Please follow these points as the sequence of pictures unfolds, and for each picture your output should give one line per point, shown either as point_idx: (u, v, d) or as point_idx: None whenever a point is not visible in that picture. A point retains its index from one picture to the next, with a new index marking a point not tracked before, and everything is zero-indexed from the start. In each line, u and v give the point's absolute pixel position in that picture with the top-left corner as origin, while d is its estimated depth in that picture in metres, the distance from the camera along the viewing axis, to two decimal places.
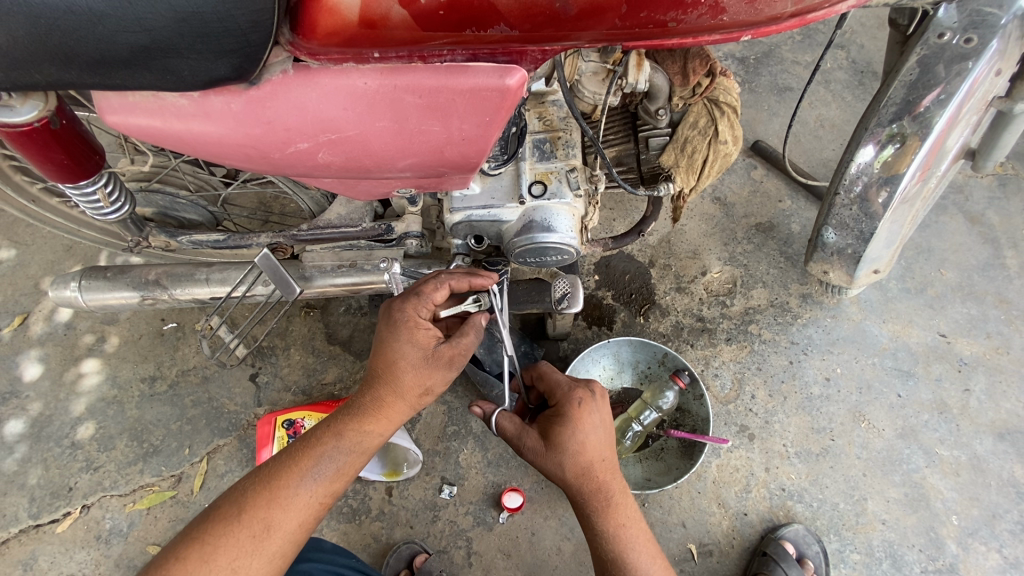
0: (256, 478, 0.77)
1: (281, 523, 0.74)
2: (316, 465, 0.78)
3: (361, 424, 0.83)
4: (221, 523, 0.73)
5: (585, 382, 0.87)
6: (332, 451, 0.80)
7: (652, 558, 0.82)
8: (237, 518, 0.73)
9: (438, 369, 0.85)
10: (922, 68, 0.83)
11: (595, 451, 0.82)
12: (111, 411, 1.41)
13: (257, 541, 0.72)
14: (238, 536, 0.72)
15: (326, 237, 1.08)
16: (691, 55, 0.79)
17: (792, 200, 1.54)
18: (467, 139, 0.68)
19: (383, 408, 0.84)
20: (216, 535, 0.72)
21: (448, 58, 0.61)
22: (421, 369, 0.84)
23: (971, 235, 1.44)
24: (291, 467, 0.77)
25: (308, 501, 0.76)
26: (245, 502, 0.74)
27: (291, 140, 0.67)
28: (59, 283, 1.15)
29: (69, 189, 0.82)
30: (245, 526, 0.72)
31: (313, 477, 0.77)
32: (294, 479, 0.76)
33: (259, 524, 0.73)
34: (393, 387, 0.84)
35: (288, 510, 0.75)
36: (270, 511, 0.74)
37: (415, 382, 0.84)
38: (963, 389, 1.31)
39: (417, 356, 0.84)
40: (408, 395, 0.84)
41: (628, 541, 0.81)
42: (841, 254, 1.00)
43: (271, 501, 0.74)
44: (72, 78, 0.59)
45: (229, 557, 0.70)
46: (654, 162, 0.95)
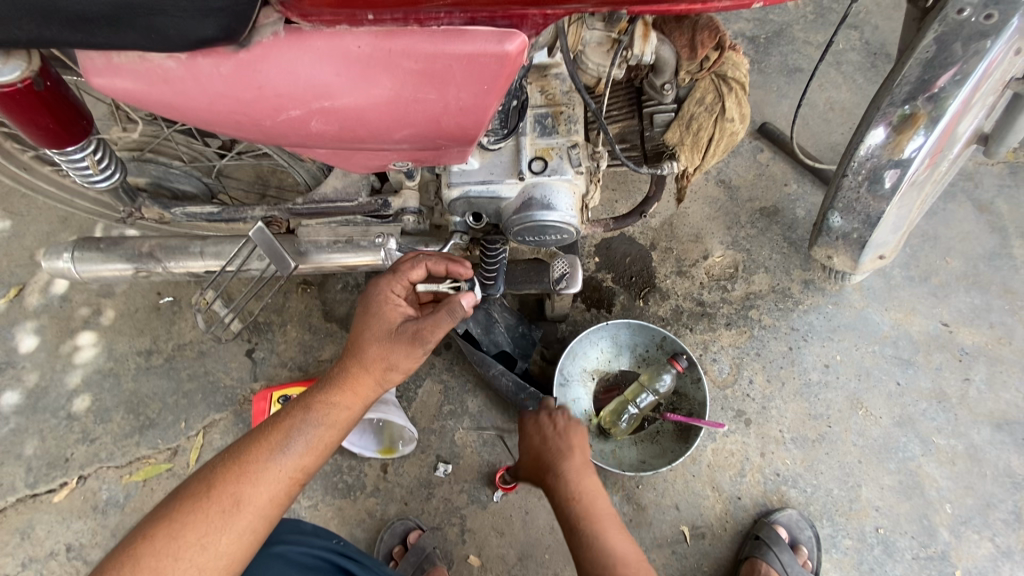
0: (226, 454, 0.74)
1: (249, 497, 0.70)
2: (285, 439, 0.75)
3: (329, 397, 0.80)
4: (188, 501, 0.69)
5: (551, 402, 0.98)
6: (300, 424, 0.76)
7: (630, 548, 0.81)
8: (205, 495, 0.70)
9: (402, 343, 0.81)
10: (940, 45, 0.79)
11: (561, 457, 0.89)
12: (108, 383, 1.41)
13: (226, 516, 0.69)
14: (205, 513, 0.68)
15: (322, 211, 1.06)
16: (700, 26, 0.77)
17: (798, 184, 1.51)
18: (465, 109, 0.65)
19: (352, 381, 0.81)
20: (183, 511, 0.68)
21: (445, 22, 0.57)
22: (385, 342, 0.82)
23: (978, 223, 1.42)
24: (261, 442, 0.74)
25: (277, 475, 0.73)
26: (213, 479, 0.71)
27: (283, 107, 0.65)
28: (52, 254, 1.13)
29: (55, 153, 0.79)
30: (214, 502, 0.69)
31: (282, 452, 0.74)
32: (263, 454, 0.73)
33: (229, 498, 0.69)
34: (359, 359, 0.82)
35: (257, 484, 0.71)
36: (239, 486, 0.70)
37: (379, 355, 0.82)
38: (962, 378, 1.30)
39: (383, 330, 0.83)
40: (378, 367, 0.82)
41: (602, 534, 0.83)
42: (846, 238, 0.99)
43: (240, 475, 0.71)
44: (51, 36, 0.56)
45: (197, 533, 0.67)
46: (658, 139, 0.91)
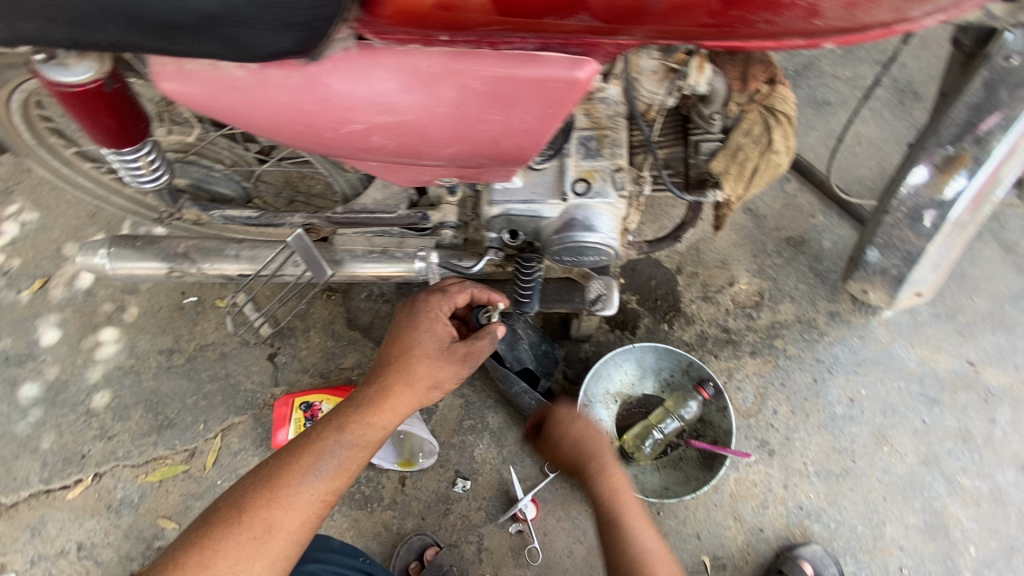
0: (256, 476, 0.72)
1: (282, 523, 0.69)
2: (318, 461, 0.74)
3: (365, 415, 0.79)
4: (219, 528, 0.67)
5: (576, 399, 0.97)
6: (334, 445, 0.76)
7: (661, 550, 0.82)
8: (235, 521, 0.68)
9: (452, 363, 0.85)
10: (988, 91, 0.78)
11: (581, 458, 0.90)
12: (128, 381, 1.40)
13: (259, 543, 0.67)
14: (238, 539, 0.66)
15: (360, 221, 1.07)
16: (754, 60, 0.78)
17: (825, 216, 1.51)
18: (527, 130, 0.66)
19: (389, 399, 0.81)
20: (214, 538, 0.66)
21: (518, 46, 0.58)
22: (434, 360, 0.84)
23: (1005, 263, 1.42)
24: (292, 464, 0.73)
25: (310, 499, 0.71)
26: (244, 503, 0.69)
27: (347, 120, 0.66)
28: (89, 250, 1.15)
29: (110, 153, 0.79)
30: (246, 529, 0.67)
31: (315, 474, 0.73)
32: (295, 477, 0.72)
33: (261, 524, 0.68)
34: (403, 376, 0.82)
35: (289, 509, 0.70)
36: (271, 510, 0.69)
37: (426, 373, 0.83)
38: (989, 419, 1.29)
39: (432, 348, 0.85)
40: (420, 386, 0.83)
41: (632, 532, 0.83)
42: (884, 274, 1.00)
43: (272, 500, 0.69)
44: (133, 42, 0.56)
45: (229, 561, 0.65)
46: (703, 167, 0.93)
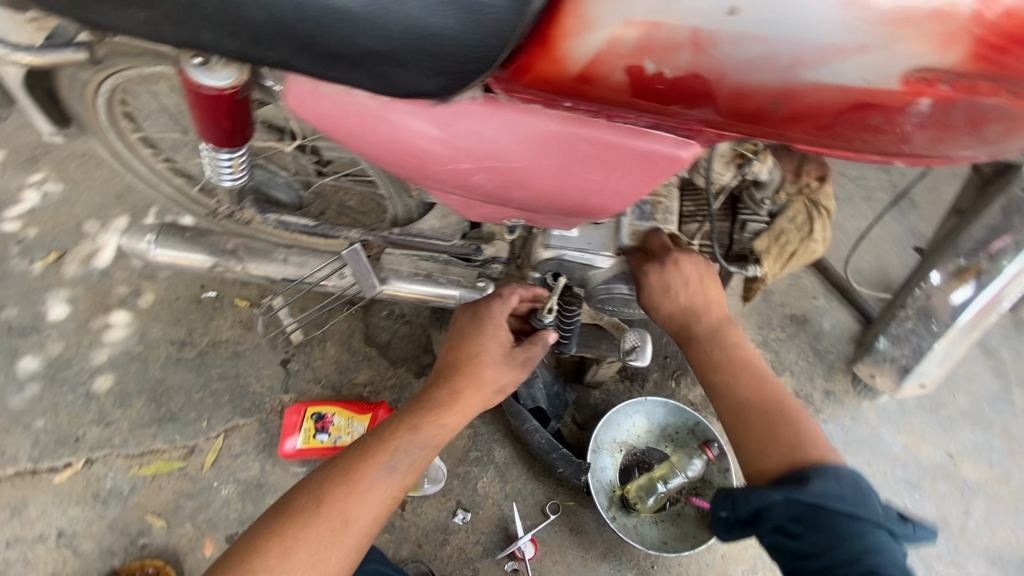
0: (332, 471, 0.77)
1: (359, 515, 0.74)
2: (392, 458, 0.78)
3: (435, 417, 0.83)
4: (300, 517, 0.72)
5: (672, 253, 0.92)
6: (407, 445, 0.80)
7: (758, 398, 0.85)
8: (315, 512, 0.73)
9: (514, 368, 0.91)
10: (1004, 215, 0.90)
11: (678, 298, 0.91)
12: (134, 367, 1.38)
13: (336, 535, 0.72)
14: (319, 529, 0.71)
15: (414, 244, 1.11)
16: (809, 159, 0.87)
17: (826, 299, 1.62)
18: (617, 193, 0.72)
19: (459, 402, 0.85)
20: (294, 528, 0.71)
21: (632, 121, 0.64)
22: (500, 365, 0.88)
23: (984, 366, 1.54)
24: (369, 460, 0.78)
25: (384, 496, 0.76)
26: (323, 495, 0.74)
27: (456, 159, 0.72)
28: (136, 234, 1.16)
29: (208, 149, 0.82)
30: (325, 520, 0.72)
31: (388, 471, 0.78)
32: (370, 473, 0.77)
33: (338, 517, 0.73)
34: (472, 381, 0.86)
35: (365, 503, 0.75)
36: (348, 504, 0.74)
37: (493, 377, 0.88)
38: (964, 511, 1.37)
39: (499, 354, 0.89)
40: (485, 391, 0.87)
41: (730, 381, 0.87)
42: (891, 363, 1.10)
43: (350, 494, 0.74)
44: (295, 63, 0.61)
45: (310, 551, 0.70)
46: (746, 245, 1.00)
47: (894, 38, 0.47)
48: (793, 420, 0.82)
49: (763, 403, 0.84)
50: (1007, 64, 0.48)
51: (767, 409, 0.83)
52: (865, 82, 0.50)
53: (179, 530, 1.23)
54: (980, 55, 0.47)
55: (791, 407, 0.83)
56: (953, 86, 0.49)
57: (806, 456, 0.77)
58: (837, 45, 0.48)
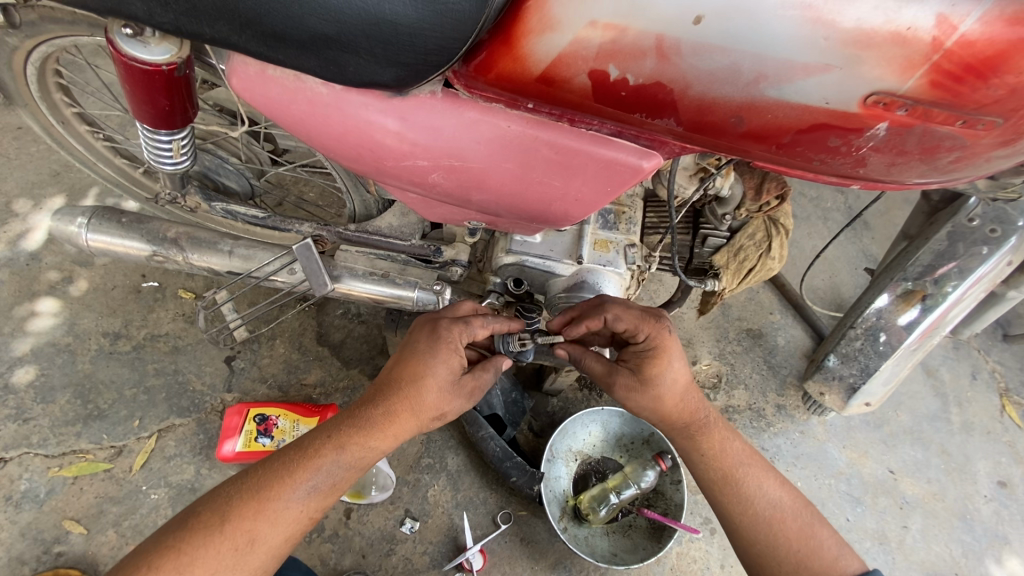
0: (245, 485, 0.72)
1: (266, 536, 0.70)
2: (311, 478, 0.73)
3: (365, 437, 0.77)
4: (202, 533, 0.68)
5: (655, 329, 0.88)
6: (330, 464, 0.75)
7: (790, 502, 0.86)
8: (219, 528, 0.68)
9: (458, 395, 0.83)
10: (950, 241, 0.94)
11: (683, 384, 0.89)
12: (60, 360, 1.28)
13: (239, 555, 0.68)
14: (219, 548, 0.67)
15: (370, 242, 1.07)
16: (771, 177, 0.85)
17: (782, 315, 1.65)
18: (579, 201, 0.71)
19: (393, 424, 0.79)
20: (194, 544, 0.67)
21: (595, 128, 0.62)
22: (444, 392, 0.81)
23: (926, 385, 1.60)
24: (286, 477, 0.73)
25: (297, 516, 0.72)
26: (230, 511, 0.69)
27: (412, 155, 0.69)
28: (66, 216, 1.07)
29: (143, 130, 0.76)
30: (228, 539, 0.68)
31: (306, 491, 0.73)
32: (285, 492, 0.72)
33: (244, 536, 0.69)
34: (411, 404, 0.80)
35: (275, 523, 0.71)
36: (257, 523, 0.69)
37: (433, 404, 0.81)
38: (902, 525, 1.42)
39: (445, 379, 0.81)
40: (423, 416, 0.81)
41: (761, 485, 0.86)
42: (839, 381, 1.10)
43: (260, 513, 0.70)
44: (236, 42, 0.57)
45: (207, 571, 0.66)
46: (706, 258, 1.01)
47: (856, 60, 0.47)
48: (823, 527, 0.84)
49: (794, 506, 0.85)
50: (963, 93, 0.48)
51: (800, 514, 0.84)
52: (825, 102, 0.50)
53: (100, 537, 1.14)
54: (937, 83, 0.47)
55: (816, 510, 0.86)
56: (909, 111, 0.49)
57: (849, 564, 0.80)
58: (799, 63, 0.48)
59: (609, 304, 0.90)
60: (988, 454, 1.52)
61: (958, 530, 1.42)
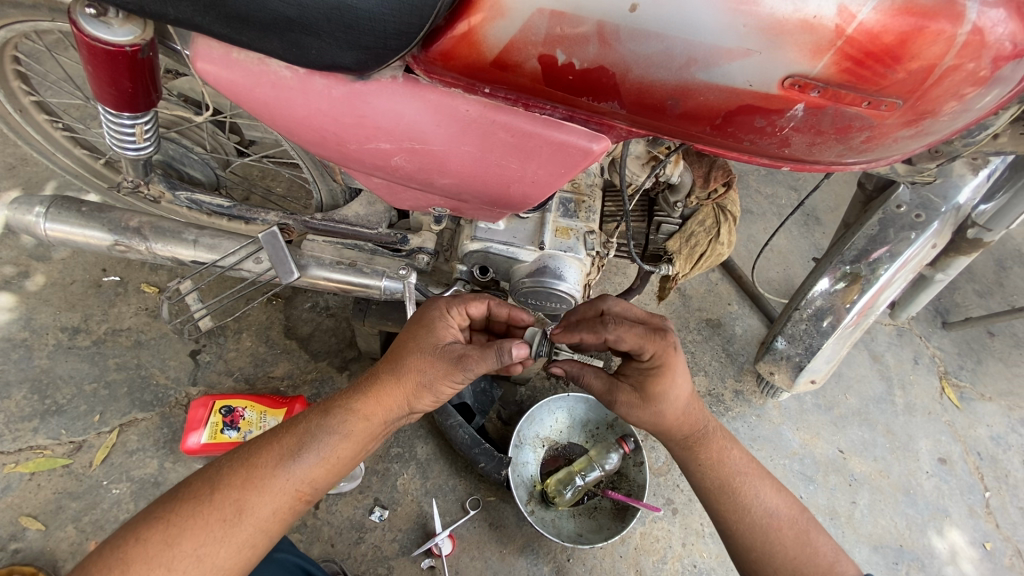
0: (234, 457, 0.74)
1: (253, 508, 0.70)
2: (298, 447, 0.75)
3: (351, 404, 0.79)
4: (190, 504, 0.69)
5: (660, 345, 0.86)
6: (316, 432, 0.76)
7: (785, 509, 0.87)
8: (206, 500, 0.69)
9: (444, 360, 0.80)
10: (881, 226, 1.01)
11: (687, 399, 0.88)
12: (15, 355, 1.25)
13: (226, 526, 0.68)
14: (206, 519, 0.68)
15: (337, 230, 1.10)
16: (717, 165, 0.90)
17: (739, 305, 1.73)
18: (536, 183, 0.74)
19: (378, 389, 0.80)
20: (182, 516, 0.68)
21: (548, 113, 0.66)
22: (427, 354, 0.81)
23: (872, 369, 1.70)
24: (273, 447, 0.74)
25: (285, 487, 0.72)
26: (218, 482, 0.71)
27: (375, 138, 0.71)
28: (23, 206, 1.06)
29: (106, 114, 0.77)
30: (215, 509, 0.69)
31: (293, 461, 0.73)
32: (273, 461, 0.73)
33: (231, 507, 0.69)
34: (394, 369, 0.81)
35: (262, 494, 0.71)
36: (244, 493, 0.70)
37: (416, 367, 0.80)
38: (851, 500, 1.50)
39: (428, 342, 0.82)
40: (408, 382, 0.80)
41: (760, 492, 0.87)
42: (787, 360, 1.16)
43: (246, 482, 0.71)
44: (201, 23, 0.59)
45: (195, 542, 0.67)
46: (660, 244, 1.08)
47: (773, 45, 0.52)
48: (819, 533, 0.86)
49: (790, 514, 0.86)
50: (866, 76, 0.54)
51: (795, 521, 0.86)
52: (749, 83, 0.55)
53: (59, 533, 1.12)
54: (842, 66, 0.53)
55: (810, 515, 0.88)
56: (822, 92, 0.56)
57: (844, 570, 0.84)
58: (724, 47, 0.53)
59: (609, 322, 0.88)
60: (929, 433, 1.62)
61: (902, 504, 1.51)
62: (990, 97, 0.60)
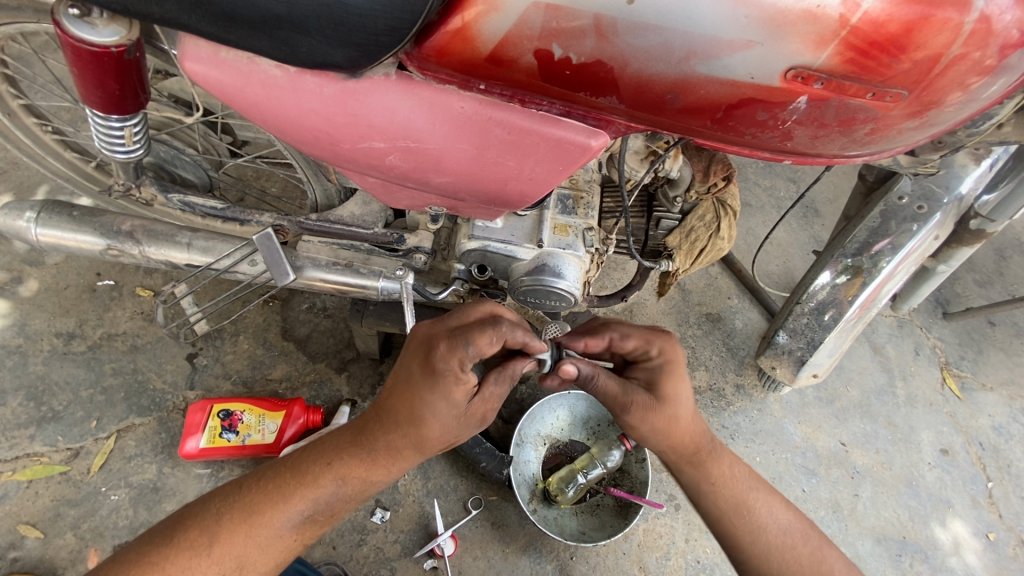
0: (236, 508, 0.73)
1: (254, 562, 0.72)
2: (303, 505, 0.75)
3: (361, 468, 0.77)
4: (190, 556, 0.70)
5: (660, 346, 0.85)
6: (323, 492, 0.76)
7: (797, 524, 0.86)
8: (208, 553, 0.70)
9: (466, 430, 0.78)
10: (883, 219, 1.00)
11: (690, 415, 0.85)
12: (10, 362, 1.24)
13: None
14: (206, 573, 0.70)
15: (333, 231, 1.09)
16: (717, 160, 0.89)
17: (739, 299, 1.72)
18: (534, 180, 0.73)
19: (393, 457, 0.77)
20: (182, 569, 0.69)
21: (545, 108, 0.65)
22: (449, 427, 0.76)
23: (873, 361, 1.69)
24: (277, 505, 0.74)
25: (287, 540, 0.74)
26: (219, 536, 0.71)
27: (369, 137, 0.70)
28: (13, 211, 1.04)
29: (94, 116, 0.75)
30: (216, 564, 0.70)
31: (297, 518, 0.74)
32: (276, 519, 0.73)
33: (232, 563, 0.71)
34: (413, 442, 0.76)
35: (263, 549, 0.73)
36: (245, 550, 0.72)
37: (437, 438, 0.77)
38: (853, 493, 1.49)
39: (451, 416, 0.75)
40: (426, 448, 0.78)
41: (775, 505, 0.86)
42: (789, 354, 1.15)
43: (250, 543, 0.72)
44: (187, 22, 0.58)
45: None
46: (660, 240, 1.07)
47: (774, 36, 0.51)
48: (830, 549, 0.86)
49: (802, 531, 0.86)
50: (871, 67, 0.53)
51: (808, 537, 0.85)
52: (750, 76, 0.54)
53: (58, 541, 1.11)
54: (846, 57, 0.52)
55: (820, 530, 0.88)
56: (825, 84, 0.54)
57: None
58: (725, 39, 0.52)
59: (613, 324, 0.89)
60: (931, 424, 1.62)
61: (905, 496, 1.51)
62: (996, 86, 0.59)
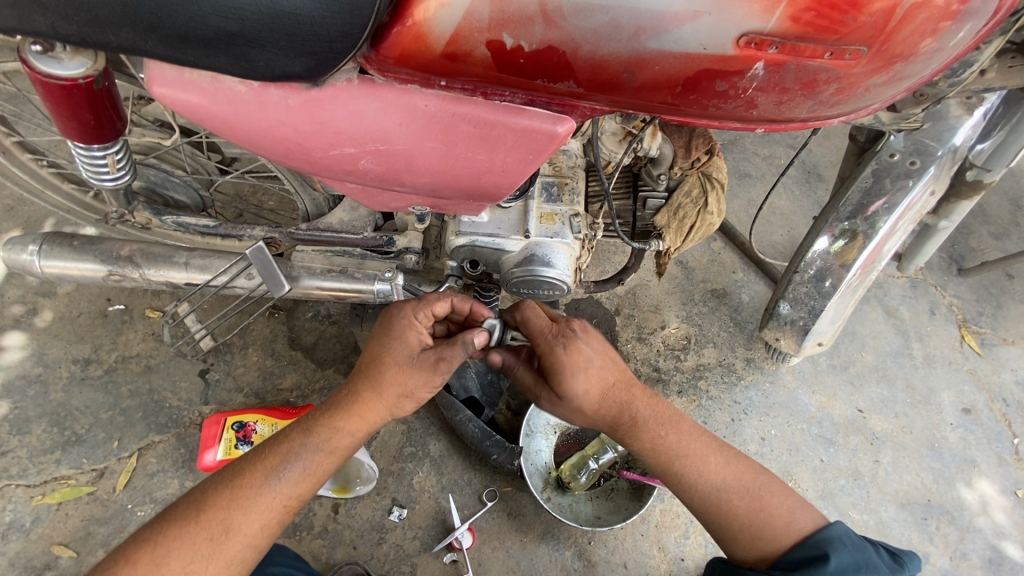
0: (219, 477, 0.75)
1: (240, 526, 0.71)
2: (282, 465, 0.76)
3: (332, 421, 0.80)
4: (178, 524, 0.70)
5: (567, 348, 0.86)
6: (299, 450, 0.77)
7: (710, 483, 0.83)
8: (194, 520, 0.71)
9: (422, 370, 0.82)
10: (875, 178, 0.98)
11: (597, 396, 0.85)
12: (32, 391, 1.28)
13: (214, 544, 0.70)
14: (194, 539, 0.69)
15: (323, 239, 1.09)
16: (698, 134, 0.88)
17: (744, 273, 1.70)
18: (506, 172, 0.72)
19: (359, 404, 0.81)
20: (170, 536, 0.69)
21: (508, 99, 0.65)
22: (404, 367, 0.82)
23: (887, 325, 1.65)
24: (256, 467, 0.75)
25: (272, 503, 0.74)
26: (204, 503, 0.72)
27: (338, 144, 0.70)
28: (17, 245, 1.08)
29: (76, 148, 0.77)
30: (203, 528, 0.70)
31: (278, 478, 0.75)
32: (258, 479, 0.74)
33: (218, 526, 0.71)
34: (373, 384, 0.81)
35: (249, 511, 0.72)
36: (230, 512, 0.72)
37: (395, 381, 0.81)
38: (874, 460, 1.47)
39: (404, 355, 0.82)
40: (388, 394, 0.81)
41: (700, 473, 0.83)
42: (792, 325, 1.13)
43: (232, 501, 0.72)
44: (144, 47, 0.59)
45: (182, 561, 0.68)
46: (649, 220, 1.06)
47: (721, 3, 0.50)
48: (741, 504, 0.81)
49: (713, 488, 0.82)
50: (824, 26, 0.52)
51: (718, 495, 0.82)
52: (703, 47, 0.54)
53: (90, 558, 1.15)
54: (796, 18, 0.51)
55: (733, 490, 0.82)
56: (780, 48, 0.54)
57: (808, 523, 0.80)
58: (671, 12, 0.52)
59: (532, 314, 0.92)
60: (951, 383, 1.58)
61: (927, 459, 1.48)
62: (963, 32, 0.57)
